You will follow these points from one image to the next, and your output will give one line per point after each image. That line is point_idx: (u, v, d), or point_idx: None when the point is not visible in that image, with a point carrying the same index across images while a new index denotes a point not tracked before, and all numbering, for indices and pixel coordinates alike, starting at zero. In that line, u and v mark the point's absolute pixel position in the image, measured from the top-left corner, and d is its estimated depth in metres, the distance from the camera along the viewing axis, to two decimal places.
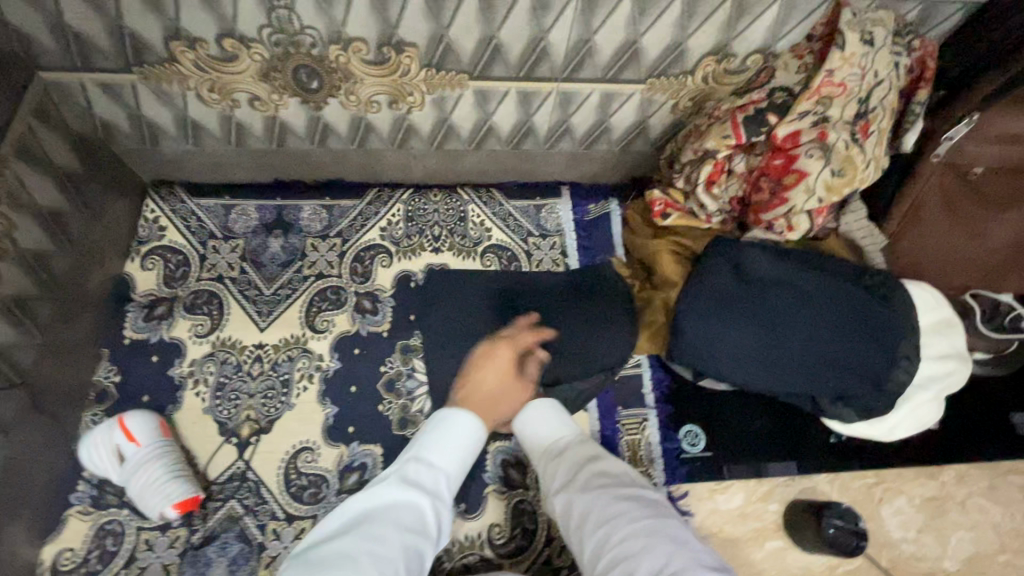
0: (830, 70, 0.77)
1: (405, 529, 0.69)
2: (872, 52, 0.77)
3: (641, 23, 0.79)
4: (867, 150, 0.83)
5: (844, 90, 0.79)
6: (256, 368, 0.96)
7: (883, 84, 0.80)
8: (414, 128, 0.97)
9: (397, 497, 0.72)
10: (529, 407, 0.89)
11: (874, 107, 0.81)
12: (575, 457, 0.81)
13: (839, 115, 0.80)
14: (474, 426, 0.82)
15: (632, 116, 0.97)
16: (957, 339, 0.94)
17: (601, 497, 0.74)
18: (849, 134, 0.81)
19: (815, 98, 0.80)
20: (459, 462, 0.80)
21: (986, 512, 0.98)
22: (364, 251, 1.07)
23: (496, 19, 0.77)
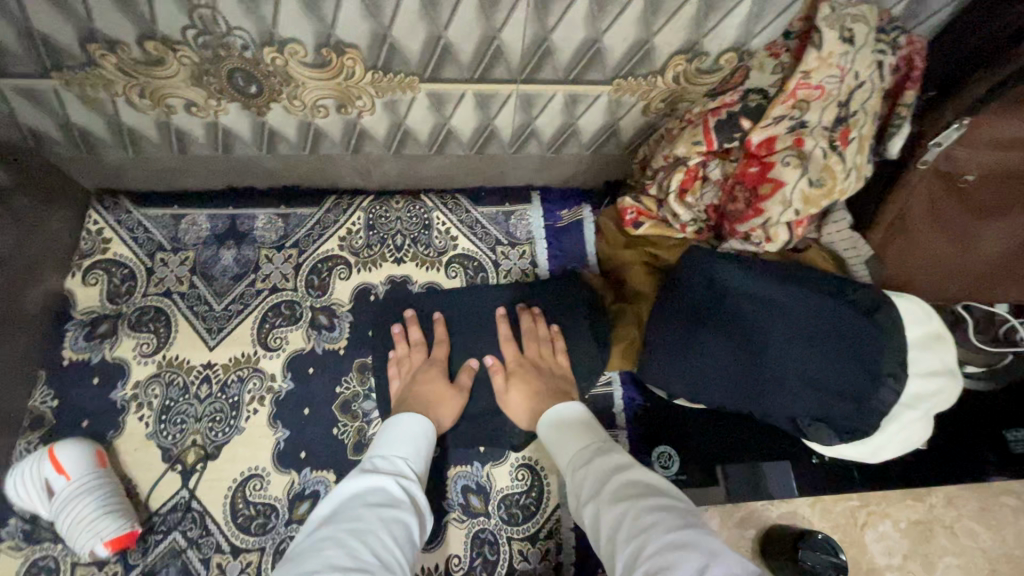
0: (806, 71, 0.71)
1: (380, 505, 0.65)
2: (853, 52, 0.70)
3: (601, 20, 0.72)
4: (847, 158, 0.76)
5: (822, 93, 0.73)
6: (204, 389, 0.90)
7: (865, 87, 0.73)
8: (367, 133, 0.91)
9: (366, 478, 0.68)
10: (551, 411, 0.81)
11: (855, 111, 0.74)
12: (607, 462, 0.70)
13: (818, 120, 0.74)
14: (414, 416, 0.80)
15: (600, 119, 0.91)
16: (947, 355, 0.88)
17: (632, 509, 0.62)
18: (828, 141, 0.75)
19: (791, 103, 0.74)
20: (422, 444, 0.77)
21: (975, 536, 0.93)
22: (321, 262, 1.01)
23: (442, 19, 0.70)
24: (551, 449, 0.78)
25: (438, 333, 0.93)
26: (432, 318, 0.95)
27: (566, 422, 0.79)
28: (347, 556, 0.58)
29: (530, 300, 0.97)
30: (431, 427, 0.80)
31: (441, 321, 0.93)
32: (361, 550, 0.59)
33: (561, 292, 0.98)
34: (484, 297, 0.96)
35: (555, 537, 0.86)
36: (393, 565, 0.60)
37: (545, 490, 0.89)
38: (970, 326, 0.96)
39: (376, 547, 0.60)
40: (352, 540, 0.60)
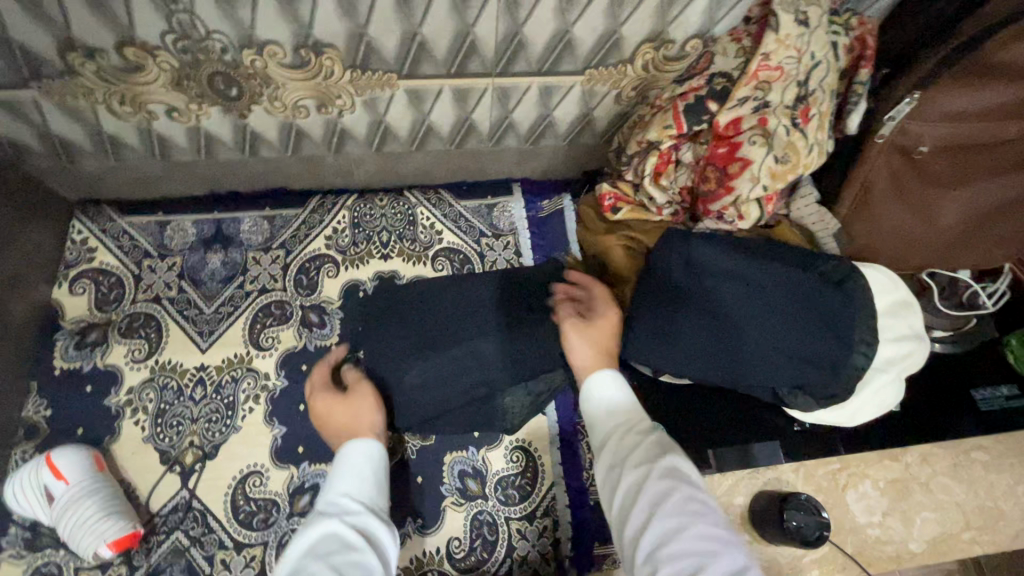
0: (765, 54, 0.75)
1: (344, 552, 0.62)
2: (807, 33, 0.74)
3: (570, 13, 0.75)
4: (809, 134, 0.79)
5: (782, 74, 0.77)
6: (199, 391, 0.92)
7: (822, 66, 0.77)
8: (349, 132, 0.93)
9: (317, 526, 0.64)
10: (606, 370, 0.79)
11: (814, 89, 0.78)
12: (654, 437, 0.70)
13: (779, 100, 0.78)
14: (353, 444, 0.77)
15: (575, 109, 0.94)
16: (914, 319, 0.94)
17: (685, 489, 0.63)
18: (790, 119, 0.78)
19: (754, 84, 0.77)
20: (375, 473, 0.74)
21: (949, 491, 0.97)
22: (308, 262, 1.03)
23: (416, 15, 0.73)
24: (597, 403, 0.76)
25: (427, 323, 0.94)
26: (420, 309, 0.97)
27: (620, 388, 0.77)
28: None
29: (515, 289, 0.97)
30: (375, 450, 0.77)
31: (428, 311, 0.95)
32: None
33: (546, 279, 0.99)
34: (469, 291, 0.97)
35: (551, 514, 0.89)
36: None
37: (539, 469, 0.91)
38: (933, 292, 1.01)
39: None
40: None
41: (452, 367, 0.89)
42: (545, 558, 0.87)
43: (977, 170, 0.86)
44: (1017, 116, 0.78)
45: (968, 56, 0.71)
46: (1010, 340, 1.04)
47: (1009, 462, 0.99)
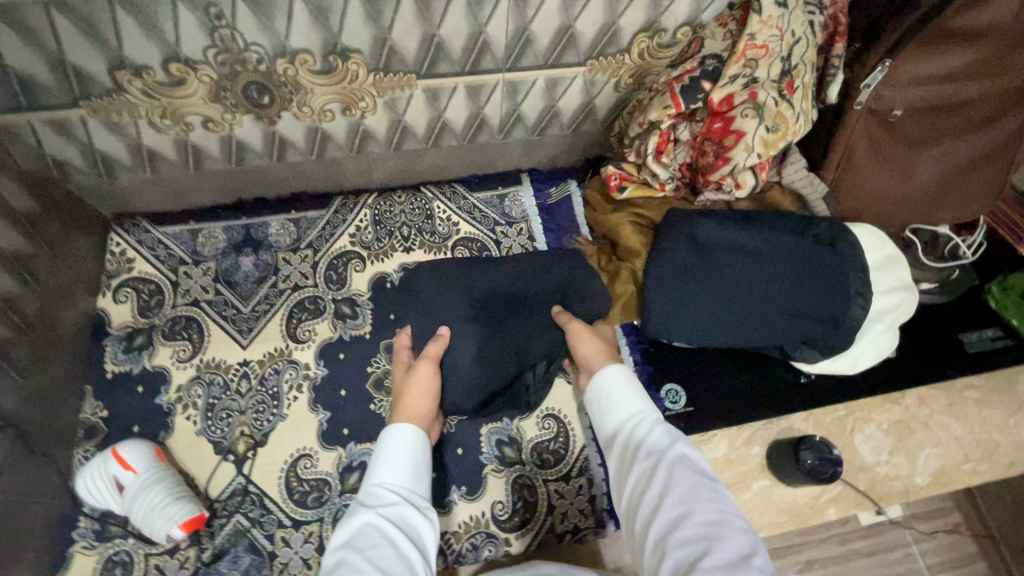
0: (751, 33, 0.81)
1: (383, 541, 0.64)
2: (787, 14, 0.81)
3: (572, 8, 0.83)
4: (795, 105, 0.87)
5: (767, 52, 0.83)
6: (244, 385, 0.97)
7: (801, 42, 0.83)
8: (370, 133, 1.00)
9: (354, 517, 0.66)
10: (612, 368, 0.81)
11: (797, 64, 0.85)
12: (663, 430, 0.72)
13: (767, 75, 0.85)
14: (396, 427, 0.79)
15: (577, 99, 1.02)
16: (902, 271, 1.02)
17: (691, 476, 0.65)
18: (777, 91, 0.86)
19: (743, 62, 0.84)
20: (412, 460, 0.75)
21: (948, 428, 1.05)
22: (336, 258, 1.09)
23: (435, 18, 0.80)
24: (606, 405, 0.79)
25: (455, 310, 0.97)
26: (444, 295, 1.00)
27: (629, 387, 0.80)
28: None
29: (540, 267, 1.02)
30: (413, 433, 0.77)
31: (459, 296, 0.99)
32: None
33: (565, 255, 1.04)
34: (501, 273, 1.02)
35: (585, 474, 0.95)
36: None
37: (571, 433, 0.98)
38: (918, 249, 1.09)
39: None
40: None
41: (491, 347, 0.95)
42: (584, 513, 0.93)
43: (947, 131, 0.95)
44: (976, 77, 0.87)
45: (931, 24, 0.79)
46: (990, 287, 1.13)
47: (999, 397, 1.08)
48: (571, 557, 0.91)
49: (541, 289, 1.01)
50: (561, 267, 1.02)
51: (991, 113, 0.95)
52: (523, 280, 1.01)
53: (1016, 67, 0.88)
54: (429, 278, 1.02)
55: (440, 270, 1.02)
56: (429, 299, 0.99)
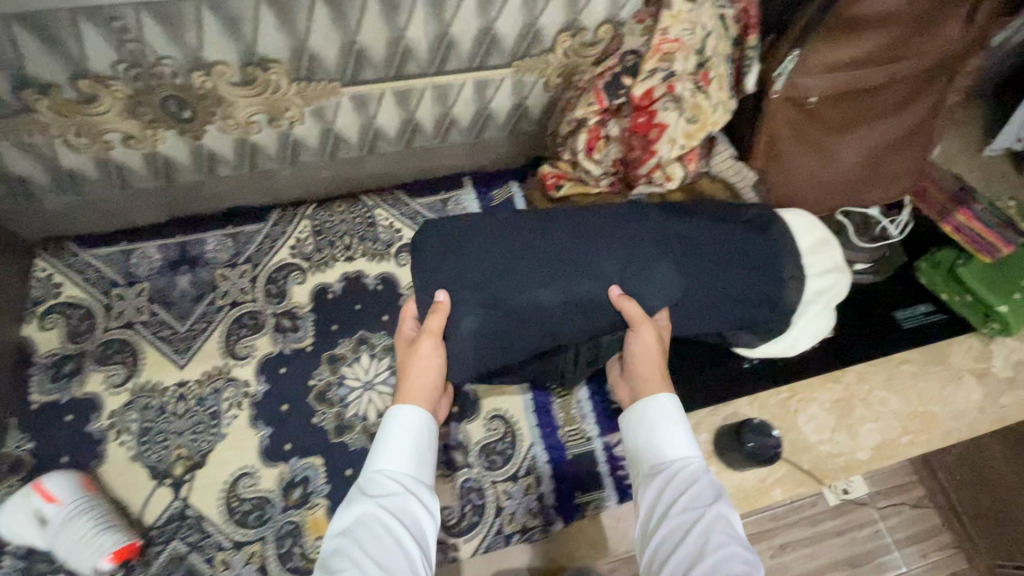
0: (663, 28, 0.83)
1: (382, 535, 0.62)
2: (697, 8, 0.83)
3: (490, 10, 0.84)
4: (712, 95, 0.89)
5: (681, 46, 0.84)
6: (181, 406, 0.94)
7: (712, 35, 0.85)
8: (301, 143, 0.99)
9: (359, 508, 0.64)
10: (662, 396, 0.77)
11: (711, 56, 0.86)
12: (702, 480, 0.69)
13: (684, 69, 0.86)
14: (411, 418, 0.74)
15: (509, 101, 1.03)
16: (833, 253, 1.06)
17: (724, 547, 0.61)
18: (693, 83, 0.88)
19: (658, 57, 0.85)
20: (416, 447, 0.72)
21: (886, 402, 1.08)
22: (276, 271, 1.08)
23: (352, 25, 0.80)
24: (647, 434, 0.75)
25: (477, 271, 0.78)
26: (456, 252, 0.80)
27: (673, 421, 0.75)
28: None
29: (597, 232, 0.83)
30: (423, 416, 0.74)
31: (475, 254, 0.80)
32: None
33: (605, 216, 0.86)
34: (552, 234, 0.82)
35: (533, 472, 0.95)
36: None
37: (518, 434, 0.97)
38: (849, 231, 1.14)
39: None
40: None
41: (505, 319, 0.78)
42: (533, 512, 0.93)
43: (865, 113, 0.98)
44: (888, 62, 0.89)
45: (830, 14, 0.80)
46: (920, 265, 1.18)
47: (932, 368, 1.12)
48: (519, 557, 0.91)
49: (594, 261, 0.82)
50: (599, 227, 0.84)
51: (907, 94, 0.98)
52: (579, 246, 0.81)
53: (926, 50, 0.89)
54: (461, 234, 0.82)
55: (468, 228, 0.82)
56: (455, 267, 0.79)
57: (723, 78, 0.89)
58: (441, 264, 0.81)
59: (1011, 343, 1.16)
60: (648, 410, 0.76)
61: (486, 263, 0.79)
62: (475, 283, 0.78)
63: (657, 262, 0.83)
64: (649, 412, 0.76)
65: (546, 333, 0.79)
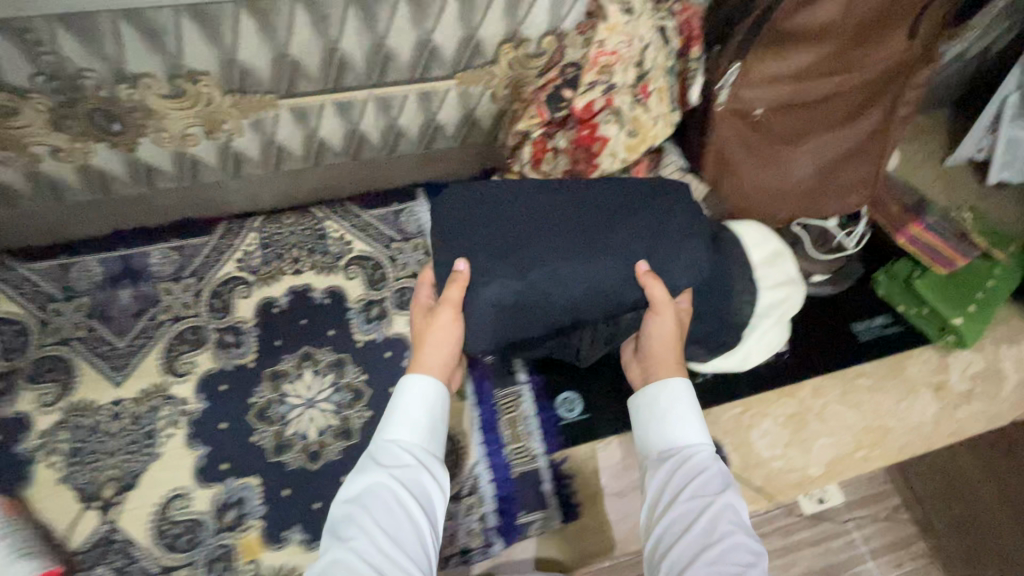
0: (599, 41, 0.82)
1: (393, 506, 0.64)
2: (633, 20, 0.82)
3: (426, 22, 0.82)
4: (651, 109, 0.90)
5: (619, 58, 0.83)
6: (115, 425, 0.92)
7: (651, 47, 0.84)
8: (242, 155, 0.97)
9: (373, 479, 0.66)
10: (678, 380, 0.78)
11: (650, 68, 0.86)
12: (711, 468, 0.69)
13: (623, 81, 0.86)
14: (422, 388, 0.74)
15: (456, 112, 1.01)
16: (788, 266, 1.05)
17: (729, 534, 0.63)
18: (632, 97, 0.88)
19: (597, 70, 0.84)
20: (427, 416, 0.73)
21: (841, 417, 1.07)
22: (222, 285, 1.06)
23: (282, 37, 0.78)
24: (661, 419, 0.76)
25: (492, 241, 0.77)
26: (481, 219, 0.79)
27: (688, 406, 0.76)
28: None
29: (620, 211, 0.81)
30: (434, 390, 0.75)
31: (493, 222, 0.79)
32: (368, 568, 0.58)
33: (641, 191, 0.84)
34: (573, 209, 0.81)
35: (476, 491, 0.93)
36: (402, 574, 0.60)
37: (461, 453, 0.95)
38: (806, 242, 1.13)
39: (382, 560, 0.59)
40: (360, 559, 0.59)
41: (521, 292, 0.75)
42: (474, 532, 0.91)
43: (816, 125, 0.97)
44: (831, 73, 0.87)
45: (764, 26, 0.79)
46: (879, 276, 1.17)
47: (889, 382, 1.11)
48: None
49: (619, 236, 0.78)
50: (625, 203, 0.82)
51: (858, 105, 0.97)
52: (602, 222, 0.79)
53: (870, 60, 0.88)
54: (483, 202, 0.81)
55: (496, 193, 0.81)
56: (478, 233, 0.78)
57: (663, 91, 0.89)
58: (468, 230, 0.79)
59: (968, 356, 1.15)
60: (663, 393, 0.77)
61: (509, 231, 0.78)
62: (495, 252, 0.76)
63: (683, 240, 0.79)
64: (665, 396, 0.77)
65: (564, 308, 0.77)
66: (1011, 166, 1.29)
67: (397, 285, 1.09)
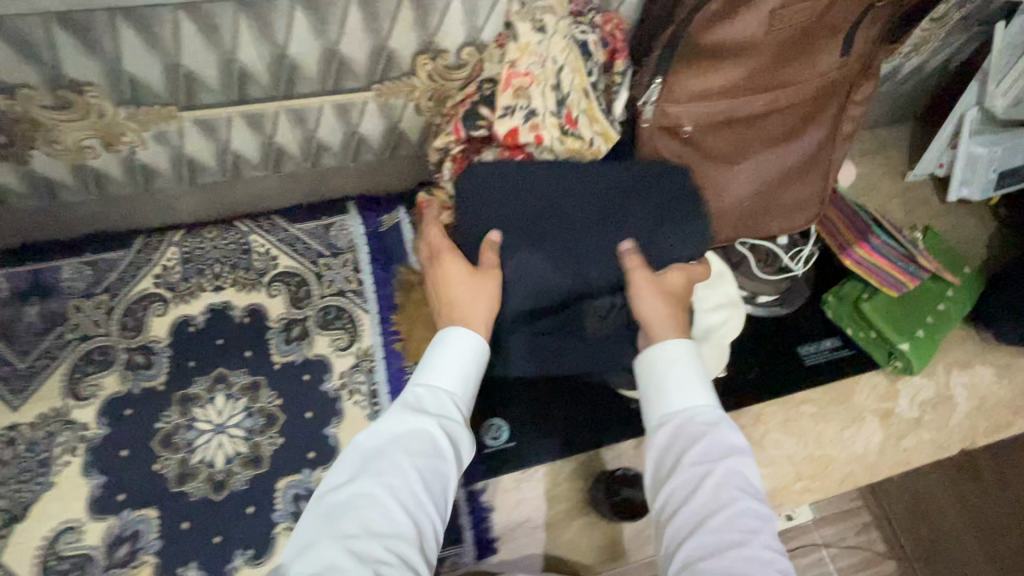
0: (511, 62, 0.78)
1: (429, 454, 0.63)
2: (545, 39, 0.77)
3: (329, 32, 0.77)
4: (583, 133, 0.82)
5: (533, 80, 0.78)
6: (8, 452, 0.87)
7: (567, 68, 0.79)
8: (151, 168, 0.92)
9: (412, 422, 0.64)
10: (680, 342, 0.72)
11: (569, 92, 0.80)
12: (716, 432, 0.65)
13: (543, 106, 0.79)
14: (466, 344, 0.72)
15: (379, 124, 0.96)
16: (729, 288, 1.01)
17: (742, 502, 0.60)
18: (557, 126, 0.81)
19: (512, 92, 0.78)
20: (469, 373, 0.71)
21: (781, 446, 1.03)
22: (136, 302, 1.00)
23: (170, 48, 0.73)
24: (659, 384, 0.70)
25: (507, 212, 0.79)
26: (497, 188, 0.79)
27: (690, 369, 0.70)
28: (382, 518, 0.57)
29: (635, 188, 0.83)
30: (481, 350, 0.73)
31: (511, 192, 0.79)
32: (397, 512, 0.58)
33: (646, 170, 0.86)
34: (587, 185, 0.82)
35: None
36: (425, 523, 0.60)
37: None
38: (751, 263, 1.09)
39: (411, 508, 0.59)
40: (389, 500, 0.58)
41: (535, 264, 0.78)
42: None
43: (753, 142, 0.92)
44: (762, 89, 0.83)
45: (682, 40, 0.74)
46: (828, 298, 1.13)
47: (835, 409, 1.07)
48: None
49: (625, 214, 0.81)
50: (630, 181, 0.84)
51: (799, 122, 0.92)
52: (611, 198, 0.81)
53: (803, 75, 0.83)
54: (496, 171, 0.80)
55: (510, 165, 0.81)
56: (499, 200, 0.79)
57: (594, 113, 0.83)
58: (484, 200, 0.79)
59: (918, 382, 1.11)
60: (664, 358, 0.71)
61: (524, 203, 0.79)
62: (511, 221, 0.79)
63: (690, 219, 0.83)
64: (665, 362, 0.71)
65: (570, 278, 0.80)
66: (972, 182, 1.22)
67: (321, 304, 1.05)
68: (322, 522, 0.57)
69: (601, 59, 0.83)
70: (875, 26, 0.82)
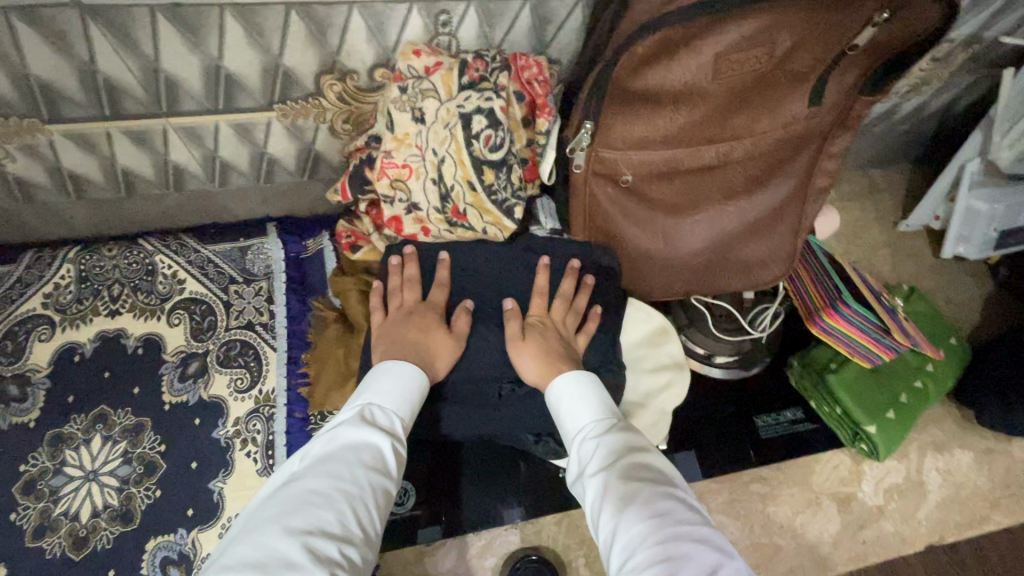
0: (386, 151, 0.76)
1: (382, 466, 0.57)
2: (426, 130, 0.75)
3: (206, 46, 0.66)
4: (473, 225, 0.81)
5: (411, 171, 0.77)
6: None
7: (447, 161, 0.76)
8: (28, 181, 0.82)
9: (365, 432, 0.59)
10: (569, 374, 0.69)
11: (452, 185, 0.77)
12: (619, 438, 0.61)
13: (426, 202, 0.79)
14: (417, 375, 0.68)
15: (290, 145, 0.85)
16: (672, 347, 0.90)
17: (643, 490, 0.53)
18: (442, 219, 0.80)
19: (387, 181, 0.78)
20: (420, 399, 0.68)
21: (723, 529, 0.92)
22: (17, 325, 0.90)
23: (11, 55, 0.63)
24: (562, 414, 0.67)
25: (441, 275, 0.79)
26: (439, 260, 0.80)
27: (588, 392, 0.68)
28: (336, 524, 0.50)
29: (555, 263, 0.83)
30: (427, 385, 0.69)
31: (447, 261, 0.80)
32: (349, 520, 0.51)
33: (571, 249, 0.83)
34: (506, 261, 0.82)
35: None
36: (374, 537, 0.53)
37: None
38: (706, 320, 0.98)
39: (363, 518, 0.53)
40: (343, 504, 0.52)
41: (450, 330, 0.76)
42: None
43: (710, 193, 0.79)
44: (711, 139, 0.71)
45: (610, 83, 0.63)
46: (791, 363, 1.01)
47: (787, 492, 0.96)
48: None
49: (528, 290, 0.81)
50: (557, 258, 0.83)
51: (763, 172, 0.79)
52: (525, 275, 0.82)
53: (763, 125, 0.72)
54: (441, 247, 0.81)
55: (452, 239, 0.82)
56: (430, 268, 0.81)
57: (482, 205, 0.79)
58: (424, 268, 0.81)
59: (886, 464, 0.99)
60: (563, 395, 0.68)
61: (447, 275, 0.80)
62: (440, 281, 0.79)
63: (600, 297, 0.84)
64: (563, 395, 0.68)
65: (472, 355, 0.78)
66: (968, 240, 1.08)
67: (225, 336, 0.94)
68: (261, 524, 0.49)
69: (518, 116, 0.76)
70: (851, 74, 0.70)
